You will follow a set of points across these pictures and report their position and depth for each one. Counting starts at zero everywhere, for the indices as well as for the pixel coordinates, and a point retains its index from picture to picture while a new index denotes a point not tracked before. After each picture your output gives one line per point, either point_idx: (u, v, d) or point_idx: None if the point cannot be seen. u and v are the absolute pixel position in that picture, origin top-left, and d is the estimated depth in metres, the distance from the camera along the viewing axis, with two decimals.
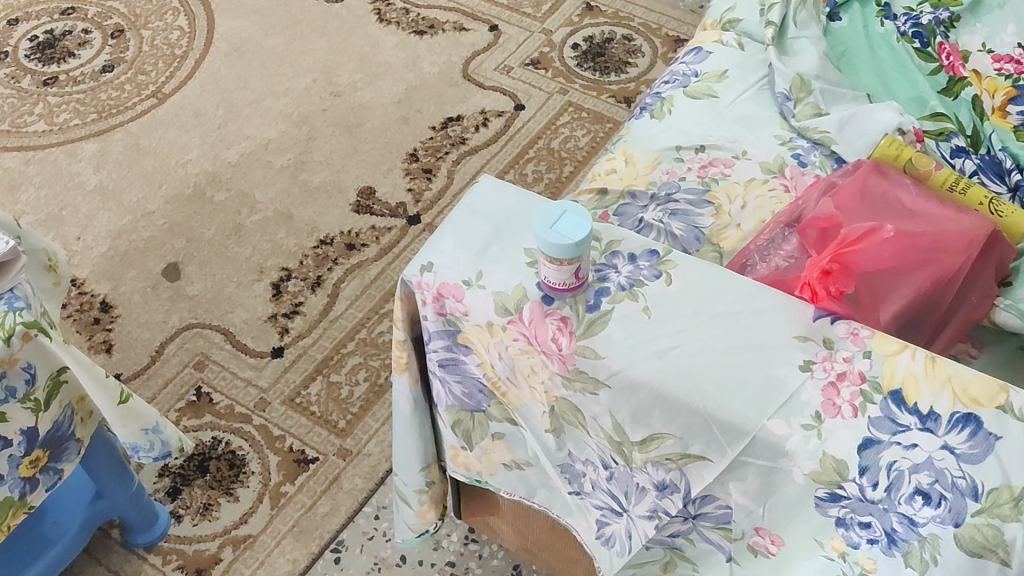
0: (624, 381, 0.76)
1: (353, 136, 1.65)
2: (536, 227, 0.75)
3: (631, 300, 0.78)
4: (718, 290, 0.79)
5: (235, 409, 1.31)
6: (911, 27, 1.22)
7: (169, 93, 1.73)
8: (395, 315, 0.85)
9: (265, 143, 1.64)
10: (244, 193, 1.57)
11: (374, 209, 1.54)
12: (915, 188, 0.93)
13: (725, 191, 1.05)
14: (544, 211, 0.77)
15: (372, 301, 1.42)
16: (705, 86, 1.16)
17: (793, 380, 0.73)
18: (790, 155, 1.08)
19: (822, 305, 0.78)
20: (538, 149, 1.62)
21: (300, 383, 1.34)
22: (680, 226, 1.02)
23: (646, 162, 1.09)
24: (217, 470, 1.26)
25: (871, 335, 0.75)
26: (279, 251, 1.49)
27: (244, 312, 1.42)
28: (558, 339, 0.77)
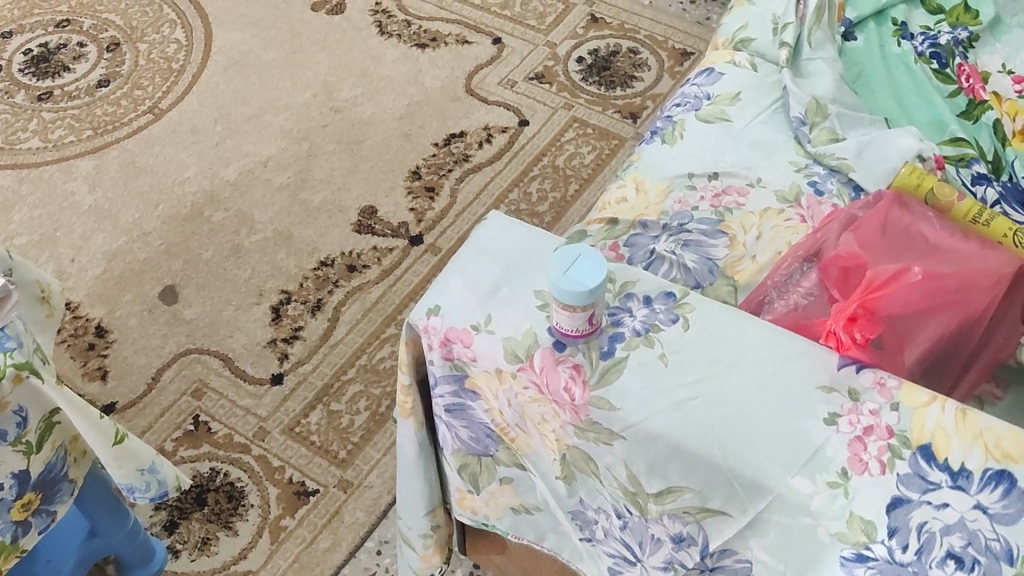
0: (640, 433, 0.72)
1: (354, 153, 1.61)
2: (549, 273, 0.72)
3: (646, 347, 0.75)
4: (738, 336, 0.75)
5: (234, 439, 1.28)
6: (928, 47, 1.19)
7: (166, 108, 1.69)
8: (401, 359, 0.82)
9: (264, 160, 1.61)
10: (243, 212, 1.54)
11: (376, 229, 1.50)
12: (938, 221, 0.90)
13: (738, 221, 1.02)
14: (557, 254, 0.73)
15: (373, 326, 1.39)
16: (717, 109, 1.13)
17: (819, 434, 0.69)
18: (806, 182, 1.05)
19: (847, 354, 0.74)
20: (543, 166, 1.58)
21: (300, 412, 1.30)
22: (693, 258, 0.98)
23: (657, 190, 1.06)
24: (216, 502, 1.22)
25: (898, 386, 0.72)
26: (279, 273, 1.46)
27: (243, 337, 1.38)
28: (570, 388, 0.74)
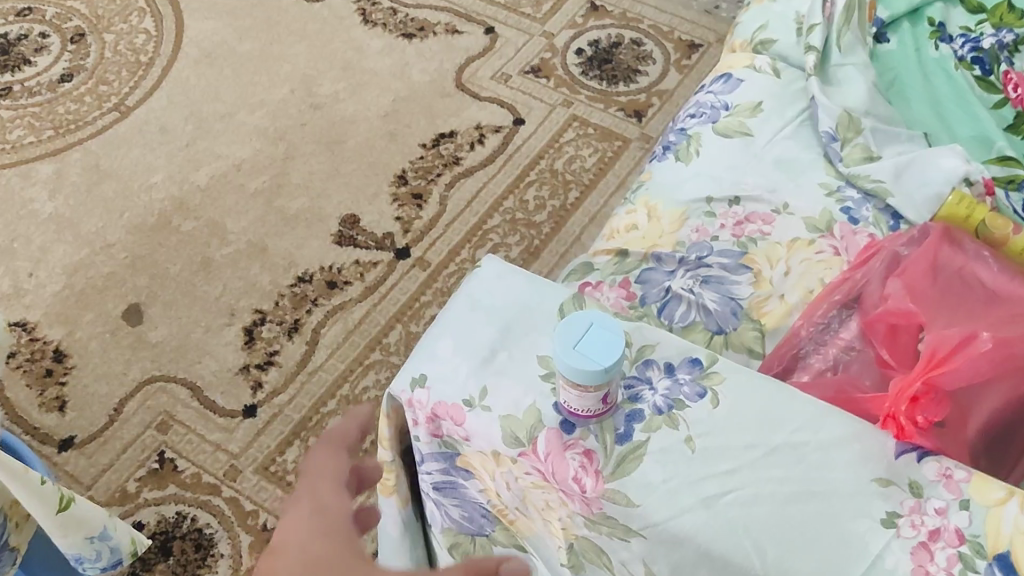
0: (665, 535, 0.61)
1: (335, 155, 1.49)
2: (554, 344, 0.61)
3: (669, 428, 0.64)
4: (778, 414, 0.64)
5: (202, 479, 1.17)
6: (970, 51, 1.07)
7: (132, 106, 1.57)
8: (381, 430, 0.71)
9: (238, 164, 1.48)
10: (214, 221, 1.42)
11: (358, 241, 1.39)
12: (996, 263, 0.79)
13: (764, 253, 0.90)
14: (562, 325, 0.62)
15: (355, 350, 1.28)
16: (736, 122, 1.00)
17: (874, 541, 0.59)
18: (839, 208, 0.93)
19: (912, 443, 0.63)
20: (541, 170, 1.46)
21: (275, 448, 1.20)
22: (714, 297, 0.87)
23: (672, 216, 0.94)
24: (182, 552, 1.11)
25: (968, 479, 0.61)
26: (252, 290, 1.34)
27: (212, 362, 1.27)
28: (580, 479, 0.63)
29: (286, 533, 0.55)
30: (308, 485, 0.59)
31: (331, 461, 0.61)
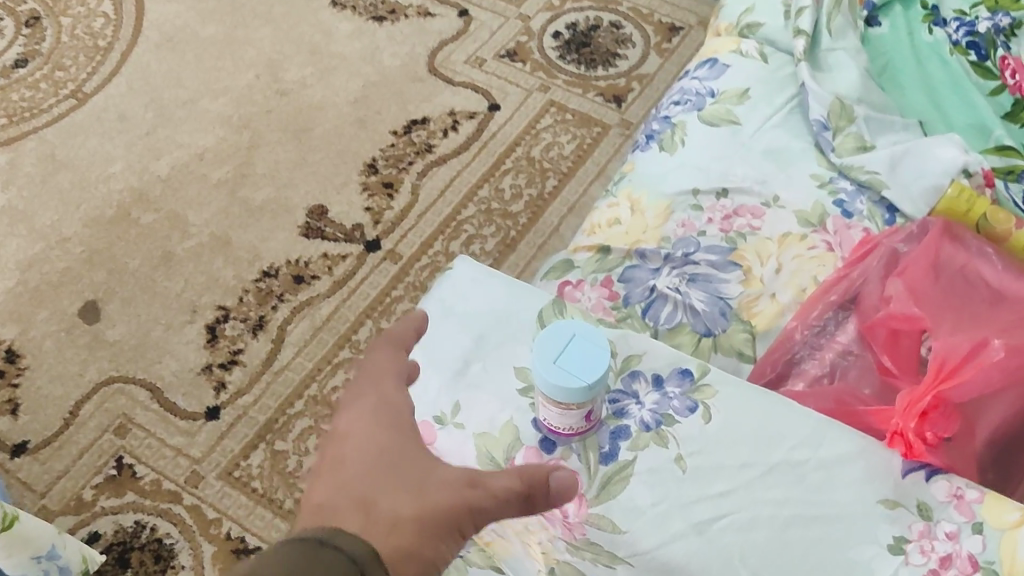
0: (653, 564, 0.56)
1: (302, 143, 1.42)
2: (535, 358, 0.57)
3: (658, 446, 0.59)
4: (775, 428, 0.59)
5: (162, 486, 1.12)
6: (965, 35, 1.01)
7: (90, 93, 1.49)
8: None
9: (200, 153, 1.42)
10: (175, 213, 1.35)
11: (326, 233, 1.33)
12: (1000, 260, 0.73)
13: (754, 248, 0.85)
14: (543, 336, 0.58)
15: (323, 348, 1.22)
16: (723, 109, 0.95)
17: (881, 569, 0.55)
18: (832, 202, 0.88)
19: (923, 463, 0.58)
20: (517, 157, 1.41)
21: (239, 452, 1.14)
22: (701, 297, 0.82)
23: (656, 210, 0.88)
24: (140, 564, 1.06)
25: (981, 499, 0.57)
26: (215, 285, 1.28)
27: (173, 362, 1.21)
28: (562, 502, 0.58)
29: (351, 424, 0.53)
30: (368, 374, 0.57)
31: (394, 345, 0.59)
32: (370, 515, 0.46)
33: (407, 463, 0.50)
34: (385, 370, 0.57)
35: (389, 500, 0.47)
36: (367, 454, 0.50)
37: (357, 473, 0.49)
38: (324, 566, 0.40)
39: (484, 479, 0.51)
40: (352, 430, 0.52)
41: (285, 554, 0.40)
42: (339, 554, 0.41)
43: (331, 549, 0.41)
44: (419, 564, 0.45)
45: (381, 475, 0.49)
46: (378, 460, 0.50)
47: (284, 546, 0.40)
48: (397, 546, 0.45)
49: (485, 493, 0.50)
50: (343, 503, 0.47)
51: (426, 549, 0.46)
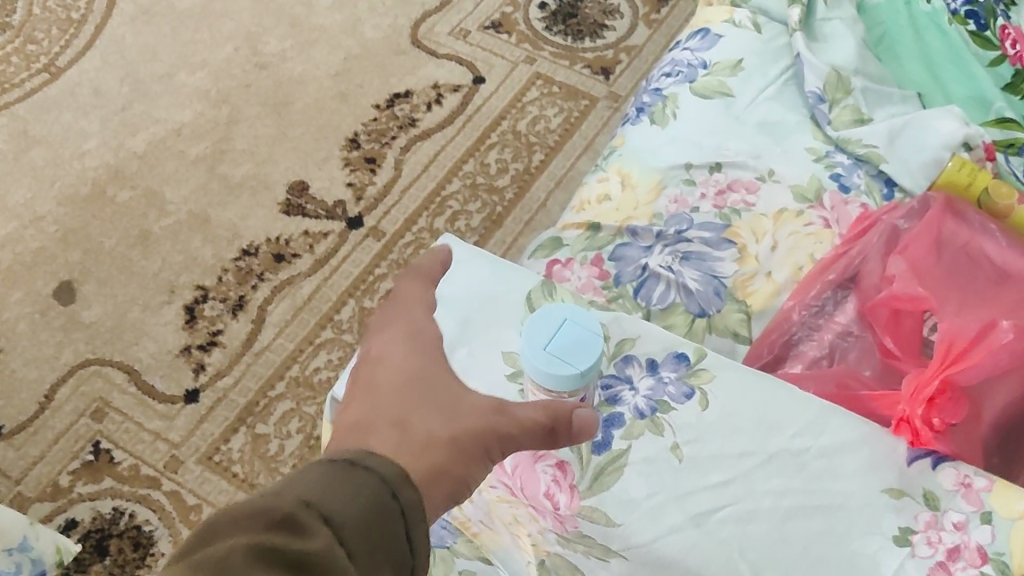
0: (650, 557, 0.54)
1: (281, 118, 1.38)
2: (524, 344, 0.55)
3: (653, 435, 0.57)
4: (776, 415, 0.57)
5: (140, 471, 1.09)
6: (964, 3, 0.96)
7: (63, 67, 1.45)
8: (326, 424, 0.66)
9: (177, 128, 1.38)
10: (152, 190, 1.32)
11: (307, 210, 1.29)
12: (1004, 236, 0.70)
13: (749, 225, 0.82)
14: (530, 321, 0.55)
15: (305, 328, 1.19)
16: (716, 82, 0.91)
17: (886, 561, 0.53)
18: (828, 175, 0.85)
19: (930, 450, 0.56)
20: (503, 131, 1.37)
21: (219, 436, 1.12)
22: (695, 276, 0.79)
23: (647, 185, 0.85)
24: (119, 552, 1.04)
25: (989, 487, 0.55)
26: (193, 265, 1.25)
27: (151, 344, 1.18)
28: (553, 495, 0.56)
29: (383, 347, 0.53)
30: (398, 301, 0.56)
31: (422, 274, 0.57)
32: (404, 436, 0.46)
33: (439, 387, 0.51)
34: (415, 298, 0.56)
35: (423, 421, 0.48)
36: (400, 378, 0.50)
37: (390, 394, 0.49)
38: (358, 487, 0.41)
39: (510, 407, 0.51)
40: (387, 353, 0.52)
41: (318, 472, 0.41)
42: (373, 474, 0.42)
43: (364, 469, 0.42)
44: (448, 482, 0.46)
45: (414, 397, 0.49)
46: (411, 382, 0.50)
47: (320, 464, 0.42)
48: (428, 465, 0.46)
49: (512, 421, 0.50)
50: (378, 422, 0.47)
51: (455, 470, 0.47)
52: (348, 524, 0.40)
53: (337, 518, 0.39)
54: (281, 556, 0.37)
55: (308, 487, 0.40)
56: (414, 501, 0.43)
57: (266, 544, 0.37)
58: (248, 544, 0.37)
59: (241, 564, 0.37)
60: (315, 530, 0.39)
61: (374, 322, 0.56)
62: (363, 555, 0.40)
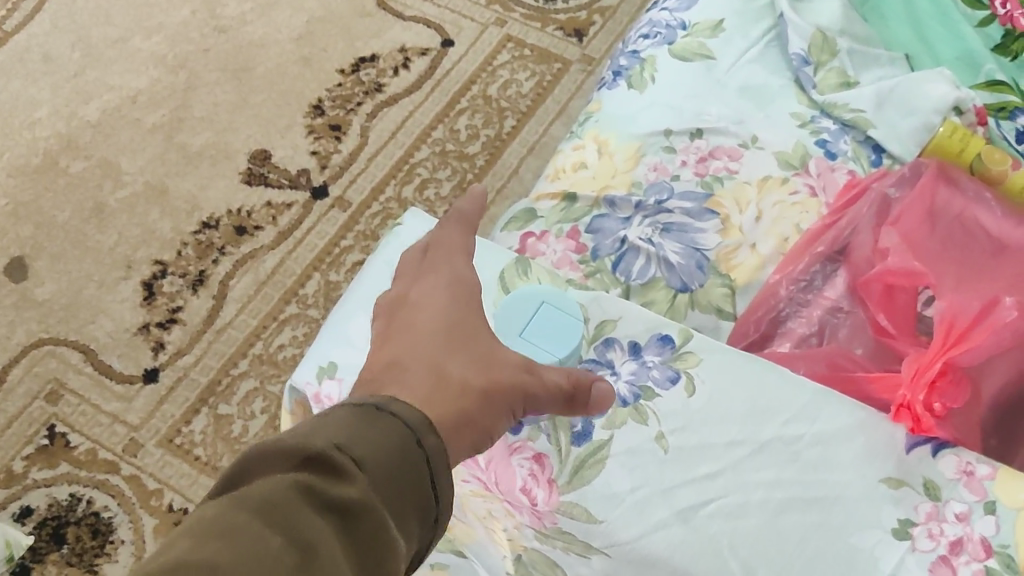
0: (634, 555, 0.51)
1: (242, 84, 1.32)
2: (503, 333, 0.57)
3: (637, 423, 0.54)
4: (768, 402, 0.54)
5: (98, 455, 1.05)
6: None
7: (11, 31, 1.37)
8: (283, 411, 0.62)
9: (133, 96, 1.31)
10: (107, 160, 1.26)
11: (270, 179, 1.24)
12: (999, 206, 0.66)
13: (732, 194, 0.78)
14: (508, 304, 0.58)
15: (268, 303, 1.15)
16: (695, 43, 0.86)
17: (884, 556, 0.50)
18: (814, 141, 0.80)
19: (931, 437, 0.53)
20: (472, 96, 1.31)
21: (180, 417, 1.07)
22: (676, 248, 0.75)
23: (625, 152, 0.80)
24: (77, 540, 1.00)
25: (992, 474, 0.51)
26: (151, 238, 1.20)
27: (107, 322, 1.13)
28: (530, 490, 0.53)
29: (423, 294, 0.51)
30: (438, 244, 0.54)
31: (464, 220, 0.55)
32: (435, 384, 0.45)
33: (475, 334, 0.49)
34: (455, 241, 0.54)
35: (456, 370, 0.46)
36: (436, 324, 0.49)
37: (425, 339, 0.47)
38: (385, 433, 0.39)
39: (539, 369, 0.50)
40: (429, 299, 0.50)
41: (344, 418, 0.39)
42: (398, 420, 0.40)
43: (390, 415, 0.40)
44: (475, 434, 0.45)
45: (447, 344, 0.47)
46: (451, 327, 0.49)
47: (342, 409, 0.40)
48: (457, 415, 0.44)
49: (540, 382, 0.49)
50: (414, 366, 0.45)
51: (482, 422, 0.46)
52: (378, 469, 0.38)
53: (369, 463, 0.38)
54: (322, 500, 0.35)
55: (338, 429, 0.38)
56: (438, 450, 0.41)
57: (307, 482, 0.36)
58: (290, 480, 0.36)
59: (286, 500, 0.35)
60: (354, 475, 0.37)
61: (410, 264, 0.54)
62: (393, 501, 0.38)
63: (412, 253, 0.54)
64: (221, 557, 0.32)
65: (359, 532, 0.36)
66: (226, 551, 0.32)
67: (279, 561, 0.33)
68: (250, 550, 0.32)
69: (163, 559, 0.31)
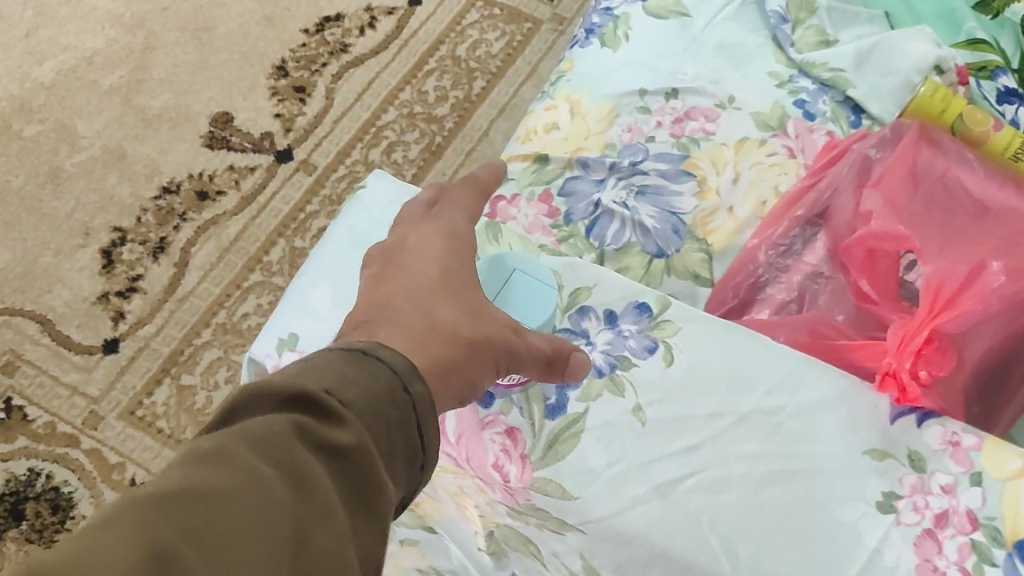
0: (610, 532, 0.49)
1: (202, 44, 1.28)
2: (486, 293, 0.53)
3: (613, 396, 0.52)
4: (746, 371, 0.52)
5: (57, 429, 1.02)
6: None
7: None
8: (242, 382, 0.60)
9: (89, 56, 1.27)
10: (62, 123, 1.22)
11: (232, 143, 1.21)
12: (980, 167, 0.64)
13: (708, 156, 0.75)
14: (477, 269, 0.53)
15: (231, 271, 1.11)
16: None
17: (868, 531, 0.48)
18: (793, 102, 0.78)
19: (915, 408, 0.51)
20: (441, 57, 1.27)
21: (141, 389, 1.04)
22: (651, 213, 0.73)
23: (599, 112, 0.78)
24: (37, 516, 0.97)
25: (979, 445, 0.50)
26: (109, 204, 1.16)
27: (65, 291, 1.10)
28: (502, 467, 0.51)
29: (419, 240, 0.50)
30: (445, 199, 0.53)
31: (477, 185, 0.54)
32: (425, 330, 0.43)
33: (469, 285, 0.48)
34: (461, 200, 0.53)
35: (448, 316, 0.45)
36: (432, 268, 0.47)
37: (421, 285, 0.46)
38: (374, 376, 0.38)
39: (524, 331, 0.49)
40: (424, 246, 0.49)
41: (331, 360, 0.38)
42: (387, 366, 0.39)
43: (377, 360, 0.39)
44: (461, 382, 0.43)
45: (442, 292, 0.46)
46: (444, 275, 0.47)
47: (330, 352, 0.39)
48: (443, 363, 0.43)
49: (524, 341, 0.48)
50: (405, 310, 0.44)
51: (467, 370, 0.44)
52: (369, 411, 0.36)
53: (360, 405, 0.36)
54: (311, 439, 0.34)
55: (327, 371, 0.37)
56: (423, 398, 0.40)
57: (302, 422, 0.34)
58: (284, 418, 0.34)
59: (281, 434, 0.33)
60: (346, 419, 0.35)
61: (411, 215, 0.53)
62: (383, 443, 0.37)
63: (416, 205, 0.53)
64: (218, 483, 0.31)
65: (351, 474, 0.35)
66: (222, 478, 0.31)
67: (276, 493, 0.32)
68: (246, 479, 0.31)
69: (159, 484, 0.30)
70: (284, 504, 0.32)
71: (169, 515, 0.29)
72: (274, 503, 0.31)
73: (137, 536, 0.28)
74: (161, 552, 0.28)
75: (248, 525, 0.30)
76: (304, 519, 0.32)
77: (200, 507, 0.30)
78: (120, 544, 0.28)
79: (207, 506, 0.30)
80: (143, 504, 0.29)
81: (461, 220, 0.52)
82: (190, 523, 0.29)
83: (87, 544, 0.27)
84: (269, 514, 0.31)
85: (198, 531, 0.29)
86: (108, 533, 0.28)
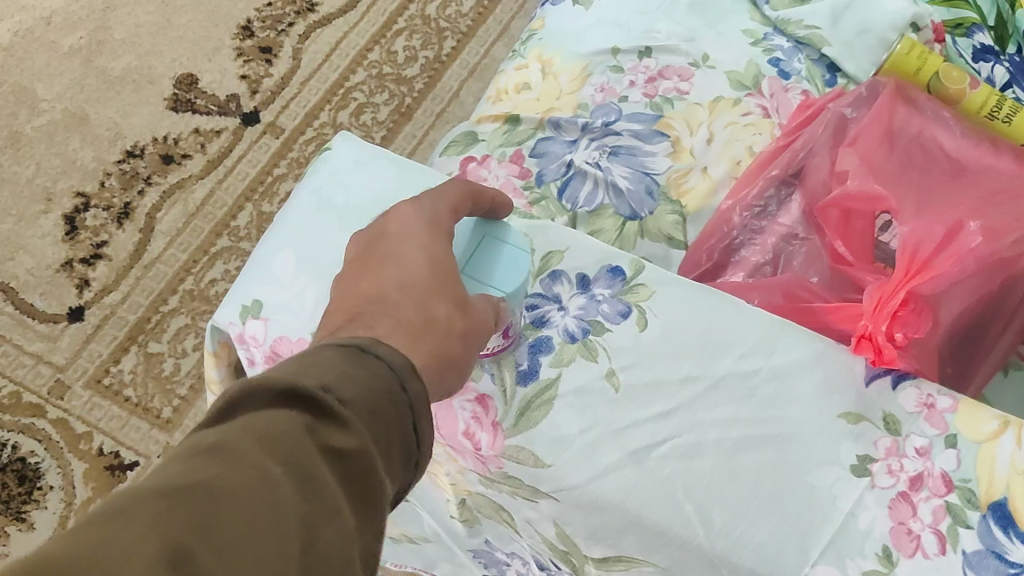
0: (583, 499, 0.49)
1: (166, 4, 1.25)
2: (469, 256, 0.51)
3: (586, 360, 0.51)
4: (722, 335, 0.51)
5: (22, 399, 1.00)
6: None
7: None
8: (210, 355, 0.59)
9: (48, 17, 1.24)
10: (21, 86, 1.19)
11: (197, 105, 1.18)
12: (955, 126, 0.63)
13: (682, 115, 0.74)
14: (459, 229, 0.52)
15: (198, 236, 1.09)
16: None
17: (842, 494, 0.47)
18: (767, 60, 0.76)
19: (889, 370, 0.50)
20: (410, 16, 1.25)
21: (108, 356, 1.03)
22: (624, 173, 0.71)
23: (571, 72, 0.76)
24: (3, 487, 0.96)
25: (953, 407, 0.49)
26: (71, 169, 1.13)
27: (28, 259, 1.08)
28: (474, 435, 0.51)
29: (405, 221, 0.47)
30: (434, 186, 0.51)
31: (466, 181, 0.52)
32: (420, 324, 0.43)
33: (458, 277, 0.46)
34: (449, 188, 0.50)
35: (444, 312, 0.44)
36: (422, 255, 0.46)
37: (413, 276, 0.45)
38: (373, 374, 0.37)
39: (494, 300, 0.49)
40: (413, 229, 0.47)
41: (331, 356, 0.37)
42: (383, 363, 0.38)
43: (375, 357, 0.38)
44: (452, 375, 0.44)
45: (436, 283, 0.45)
46: (436, 267, 0.46)
47: (327, 348, 0.38)
48: (440, 359, 0.43)
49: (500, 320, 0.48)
50: (394, 296, 0.44)
51: (460, 365, 0.45)
52: (369, 410, 0.36)
53: (361, 404, 0.35)
54: (316, 439, 0.34)
55: (330, 367, 0.36)
56: (420, 396, 0.39)
57: (307, 422, 0.34)
58: (290, 417, 0.34)
59: (290, 433, 0.33)
60: (354, 426, 0.35)
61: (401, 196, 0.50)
62: (382, 441, 0.36)
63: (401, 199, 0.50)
64: (228, 480, 0.30)
65: (354, 475, 0.34)
66: (233, 475, 0.31)
67: (285, 492, 0.31)
68: (254, 477, 0.31)
69: (166, 479, 0.30)
70: (292, 505, 0.31)
71: (179, 511, 0.29)
72: (280, 503, 0.31)
73: (149, 533, 0.28)
74: (176, 551, 0.28)
75: (258, 524, 0.30)
76: (313, 518, 0.32)
77: (210, 504, 0.29)
78: (137, 540, 0.27)
79: (216, 503, 0.29)
80: (155, 497, 0.29)
81: (450, 210, 0.49)
82: (201, 519, 0.29)
83: (98, 537, 0.27)
84: (275, 513, 0.30)
85: (210, 527, 0.29)
86: (121, 525, 0.28)
